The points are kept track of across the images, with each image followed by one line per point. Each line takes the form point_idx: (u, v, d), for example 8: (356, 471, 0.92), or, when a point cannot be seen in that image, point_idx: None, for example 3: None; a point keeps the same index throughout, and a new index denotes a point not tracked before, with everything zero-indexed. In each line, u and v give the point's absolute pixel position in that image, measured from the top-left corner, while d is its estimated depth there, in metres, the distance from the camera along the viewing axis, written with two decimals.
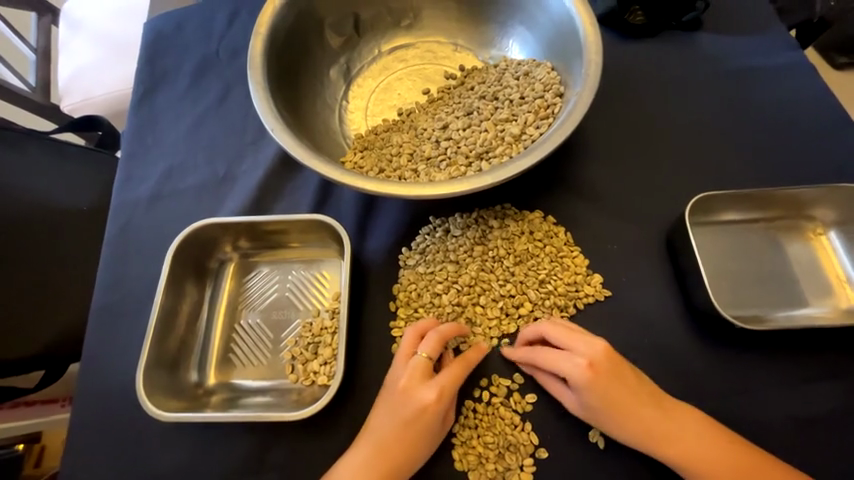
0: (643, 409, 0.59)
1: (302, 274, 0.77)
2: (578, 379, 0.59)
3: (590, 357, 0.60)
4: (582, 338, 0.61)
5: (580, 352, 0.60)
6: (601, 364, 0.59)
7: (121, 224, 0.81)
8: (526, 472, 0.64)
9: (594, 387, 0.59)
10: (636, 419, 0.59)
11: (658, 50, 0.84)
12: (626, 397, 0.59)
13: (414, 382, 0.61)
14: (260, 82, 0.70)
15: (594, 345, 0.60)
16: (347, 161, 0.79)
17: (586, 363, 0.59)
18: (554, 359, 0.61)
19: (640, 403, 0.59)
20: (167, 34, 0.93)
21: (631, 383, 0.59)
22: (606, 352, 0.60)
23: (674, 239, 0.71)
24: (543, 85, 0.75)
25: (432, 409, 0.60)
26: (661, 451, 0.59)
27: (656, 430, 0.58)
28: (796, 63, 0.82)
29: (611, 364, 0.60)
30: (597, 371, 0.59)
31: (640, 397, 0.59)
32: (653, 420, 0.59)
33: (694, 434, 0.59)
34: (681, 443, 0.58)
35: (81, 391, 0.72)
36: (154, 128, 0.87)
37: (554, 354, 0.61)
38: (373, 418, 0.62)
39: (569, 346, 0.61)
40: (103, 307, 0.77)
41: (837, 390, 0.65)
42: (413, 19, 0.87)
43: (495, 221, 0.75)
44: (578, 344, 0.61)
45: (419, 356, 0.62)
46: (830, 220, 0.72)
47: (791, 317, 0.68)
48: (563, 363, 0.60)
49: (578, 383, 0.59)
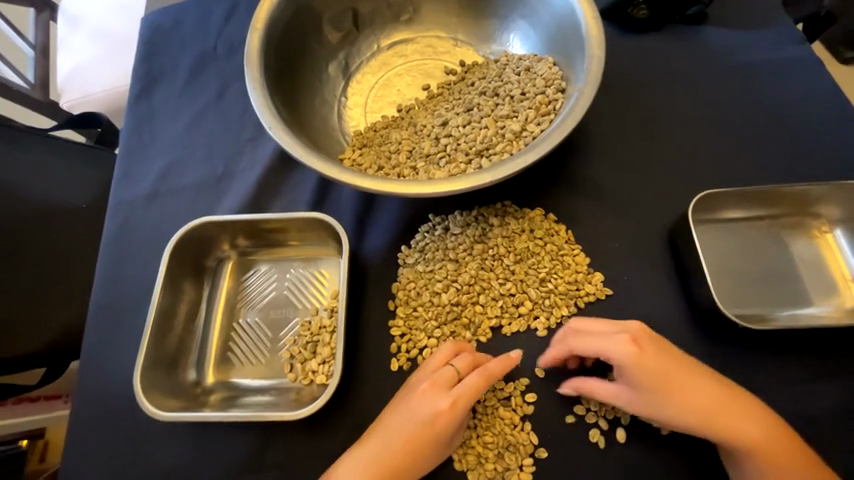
0: (698, 382, 0.58)
1: (301, 272, 0.76)
2: (626, 355, 0.58)
3: (631, 334, 0.59)
4: (614, 321, 0.62)
5: (620, 331, 0.60)
6: (643, 339, 0.59)
7: (120, 222, 0.81)
8: (525, 472, 0.63)
9: (642, 362, 0.57)
10: (689, 394, 0.57)
11: (661, 45, 0.82)
12: (675, 371, 0.58)
13: (436, 388, 0.60)
14: (257, 79, 0.69)
15: (631, 324, 0.61)
16: (346, 158, 0.78)
17: (629, 337, 0.59)
18: (594, 342, 0.60)
19: (690, 378, 0.58)
20: (164, 29, 0.92)
21: (677, 358, 0.59)
22: (644, 331, 0.60)
23: (676, 238, 0.70)
24: (544, 81, 0.74)
25: (443, 420, 0.59)
26: (722, 428, 0.57)
27: (705, 406, 0.57)
28: (803, 58, 0.81)
29: (653, 341, 0.59)
30: (641, 346, 0.58)
31: (691, 371, 0.58)
32: (705, 398, 0.57)
33: (750, 410, 0.58)
34: (739, 418, 0.57)
35: (79, 391, 0.72)
36: (152, 125, 0.86)
37: (593, 338, 0.60)
38: (388, 414, 0.61)
39: (606, 329, 0.61)
40: (102, 306, 0.76)
41: (842, 391, 0.64)
42: (412, 13, 0.86)
43: (496, 219, 0.74)
44: (614, 326, 0.61)
45: (450, 367, 0.61)
46: (835, 217, 0.71)
47: (795, 316, 0.67)
48: (606, 341, 0.59)
49: (627, 360, 0.58)
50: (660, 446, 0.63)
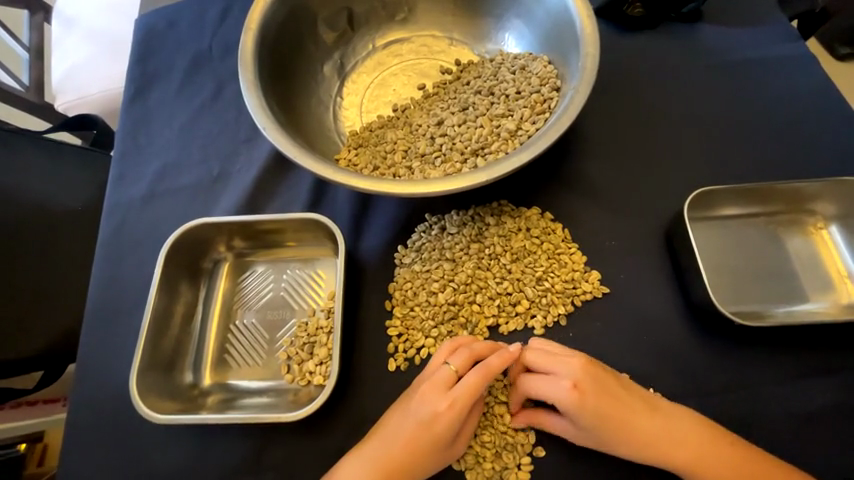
0: (640, 421, 0.58)
1: (297, 273, 0.76)
2: (566, 402, 0.58)
3: (573, 378, 0.59)
4: (561, 358, 0.60)
5: (563, 374, 0.59)
6: (585, 382, 0.59)
7: (115, 224, 0.81)
8: (523, 471, 0.64)
9: (583, 408, 0.58)
10: (630, 433, 0.58)
11: (656, 43, 0.83)
12: (615, 414, 0.58)
13: (434, 389, 0.60)
14: (251, 80, 0.69)
15: (573, 364, 0.60)
16: (342, 159, 0.78)
17: (570, 384, 0.59)
18: (538, 387, 0.60)
19: (633, 413, 0.59)
20: (159, 31, 0.92)
21: (618, 396, 0.59)
22: (589, 371, 0.60)
23: (672, 236, 0.70)
24: (539, 80, 0.74)
25: (442, 420, 0.59)
26: (662, 458, 0.58)
27: (648, 438, 0.58)
28: (798, 54, 0.81)
29: (597, 381, 0.59)
30: (582, 392, 0.58)
31: (633, 408, 0.59)
32: (648, 430, 0.58)
33: (693, 435, 0.59)
34: (682, 448, 0.58)
35: (76, 394, 0.71)
36: (147, 127, 0.86)
37: (539, 382, 0.60)
38: (389, 417, 0.62)
39: (551, 369, 0.60)
40: (98, 308, 0.76)
41: (839, 386, 0.64)
42: (407, 13, 0.86)
43: (492, 218, 0.74)
44: (559, 365, 0.60)
45: (447, 368, 0.61)
46: (830, 213, 0.71)
47: (791, 313, 0.67)
48: (547, 389, 0.60)
49: (567, 407, 0.58)
50: None
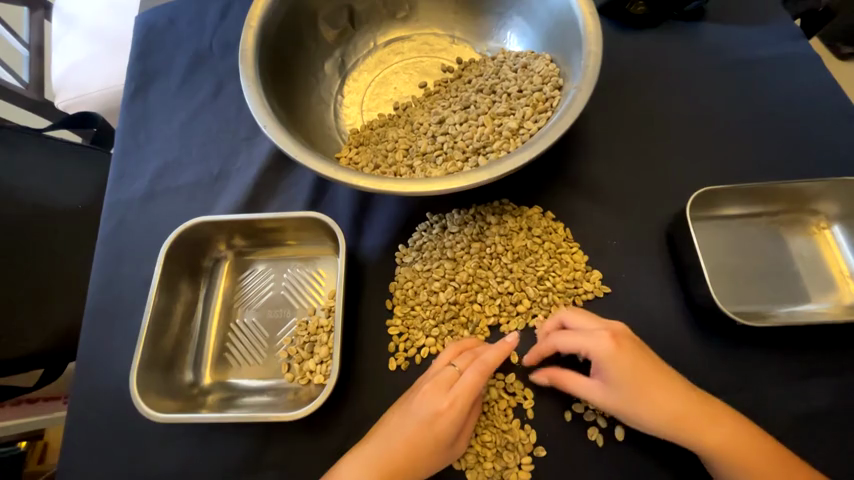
0: (672, 385, 0.58)
1: (298, 272, 0.76)
2: (603, 350, 0.58)
3: (611, 331, 0.60)
4: (598, 319, 0.62)
5: (601, 328, 0.60)
6: (623, 338, 0.60)
7: (115, 222, 0.81)
8: (524, 470, 0.63)
9: (619, 357, 0.58)
10: (660, 395, 0.57)
11: (658, 41, 0.82)
12: (648, 372, 0.58)
13: (436, 388, 0.60)
14: (252, 78, 0.69)
15: (613, 324, 0.62)
16: (342, 157, 0.77)
17: (608, 334, 0.59)
18: (574, 338, 0.60)
19: (665, 378, 0.59)
20: (159, 28, 0.91)
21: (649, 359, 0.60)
22: (625, 332, 0.61)
23: (674, 236, 0.70)
24: (541, 78, 0.74)
25: (443, 420, 0.59)
26: (693, 433, 0.57)
27: (678, 408, 0.57)
28: (801, 53, 0.80)
29: (630, 341, 0.60)
30: (620, 344, 0.59)
31: (663, 375, 0.59)
32: (678, 398, 0.58)
33: (720, 416, 0.58)
34: (711, 426, 0.57)
35: (76, 392, 0.71)
36: (147, 125, 0.86)
37: (573, 333, 0.61)
38: (390, 417, 0.61)
39: (588, 324, 0.62)
40: (98, 307, 0.76)
41: (841, 387, 0.64)
42: (408, 11, 0.85)
43: (493, 217, 0.74)
44: (596, 323, 0.62)
45: (451, 368, 0.61)
46: (833, 213, 0.71)
47: (793, 313, 0.67)
48: (584, 338, 0.60)
49: (603, 355, 0.58)
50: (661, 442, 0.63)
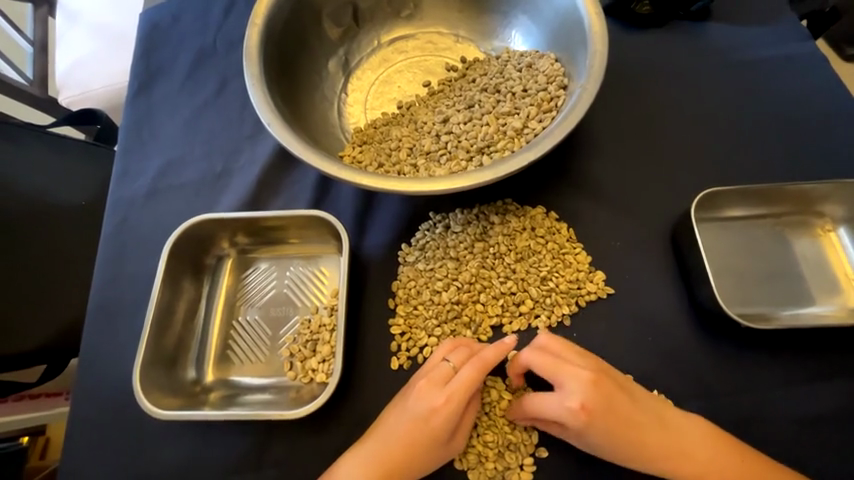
0: (648, 433, 0.57)
1: (300, 270, 0.76)
2: (574, 423, 0.56)
3: (581, 400, 0.56)
4: (568, 372, 0.57)
5: (570, 393, 0.56)
6: (593, 404, 0.56)
7: (119, 219, 0.81)
8: (526, 471, 0.63)
9: (591, 428, 0.56)
10: (644, 447, 0.57)
11: (664, 41, 0.82)
12: (624, 431, 0.57)
13: (431, 385, 0.60)
14: (256, 76, 0.68)
15: (581, 382, 0.56)
16: (346, 156, 0.77)
17: (579, 406, 0.56)
18: (547, 403, 0.58)
19: (643, 429, 0.57)
20: (163, 26, 0.91)
21: (625, 409, 0.57)
22: (597, 389, 0.56)
23: (678, 237, 0.70)
24: (545, 78, 0.74)
25: (439, 416, 0.58)
26: (673, 471, 0.58)
27: (659, 452, 0.57)
28: (808, 54, 0.80)
29: (603, 399, 0.56)
30: (591, 413, 0.56)
31: (641, 422, 0.57)
32: (658, 444, 0.57)
33: (700, 447, 0.58)
34: (684, 462, 0.58)
35: (79, 388, 0.71)
36: (150, 122, 0.86)
37: (546, 398, 0.58)
38: (387, 414, 0.61)
39: (558, 381, 0.57)
40: (101, 303, 0.76)
41: (844, 391, 0.63)
42: (413, 9, 0.85)
43: (497, 217, 0.74)
44: (566, 382, 0.57)
45: (446, 364, 0.61)
46: (838, 216, 0.70)
47: (797, 315, 0.66)
48: (555, 408, 0.57)
49: (576, 427, 0.56)
50: None
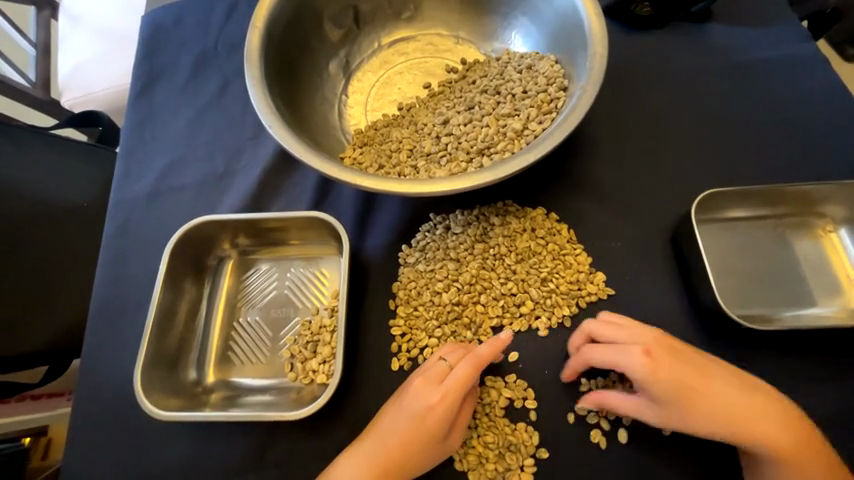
0: (717, 385, 0.57)
1: (301, 272, 0.76)
2: (642, 370, 0.57)
3: (647, 347, 0.58)
4: (628, 327, 0.60)
5: (635, 343, 0.59)
6: (659, 351, 0.58)
7: (121, 220, 0.81)
8: (527, 472, 0.63)
9: (659, 378, 0.57)
10: (715, 407, 0.56)
11: (664, 42, 0.82)
12: (696, 383, 0.57)
13: (427, 383, 0.60)
14: (257, 78, 0.69)
15: (646, 334, 0.59)
16: (346, 157, 0.77)
17: (644, 351, 0.58)
18: (609, 356, 0.59)
19: (712, 389, 0.57)
20: (165, 28, 0.91)
21: (692, 360, 0.58)
22: (661, 342, 0.59)
23: (679, 238, 0.70)
24: (546, 79, 0.74)
25: (435, 414, 0.59)
26: (750, 439, 0.56)
27: (732, 414, 0.56)
28: (809, 55, 0.80)
29: (669, 350, 0.58)
30: (657, 360, 0.57)
31: (710, 375, 0.57)
32: (729, 406, 0.56)
33: (771, 417, 0.56)
34: (758, 423, 0.56)
35: (80, 389, 0.72)
36: (152, 123, 0.86)
37: (606, 349, 0.60)
38: (384, 414, 0.62)
39: (618, 337, 0.60)
40: (103, 304, 0.76)
41: (844, 392, 0.63)
42: (413, 11, 0.85)
43: (497, 218, 0.74)
44: (625, 336, 0.60)
45: (441, 361, 0.61)
46: (840, 217, 0.70)
47: (798, 317, 0.66)
48: (619, 358, 0.58)
49: (644, 377, 0.57)
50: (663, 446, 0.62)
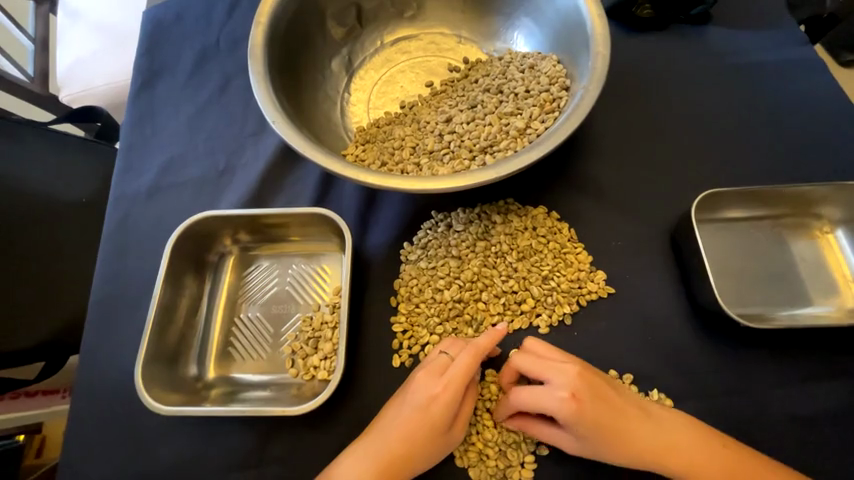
0: (637, 423, 0.58)
1: (302, 268, 0.76)
2: (564, 414, 0.57)
3: (572, 389, 0.57)
4: (554, 367, 0.59)
5: (560, 385, 0.57)
6: (584, 392, 0.57)
7: (121, 215, 0.81)
8: (526, 468, 0.64)
9: (583, 418, 0.57)
10: (634, 440, 0.57)
11: (665, 44, 0.83)
12: (612, 421, 0.57)
13: (429, 374, 0.61)
14: (261, 74, 0.69)
15: (568, 374, 0.58)
16: (349, 154, 0.78)
17: (569, 395, 0.57)
18: (533, 399, 0.58)
19: (630, 420, 0.58)
20: (166, 23, 0.91)
21: (614, 401, 0.58)
22: (584, 379, 0.58)
23: (678, 238, 0.70)
24: (548, 78, 0.74)
25: (438, 403, 0.59)
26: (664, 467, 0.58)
27: (649, 445, 0.58)
28: (806, 58, 0.81)
29: (592, 390, 0.58)
30: (582, 402, 0.57)
31: (630, 415, 0.58)
32: (648, 438, 0.58)
33: (688, 444, 0.58)
34: (685, 460, 0.58)
35: (79, 384, 0.71)
36: (154, 118, 0.86)
37: (532, 392, 0.58)
38: (388, 409, 0.62)
39: (545, 378, 0.58)
40: (102, 299, 0.76)
41: (840, 391, 0.64)
42: (416, 10, 0.86)
43: (499, 216, 0.74)
44: (555, 376, 0.58)
45: (442, 354, 0.63)
46: (836, 218, 0.71)
47: (795, 316, 0.67)
48: (545, 401, 0.57)
49: (568, 419, 0.57)
50: None
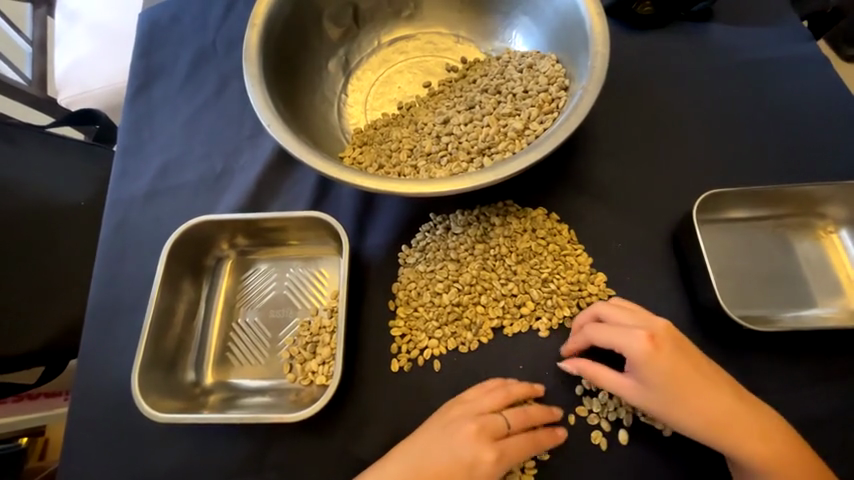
0: (709, 388, 0.58)
1: (300, 272, 0.76)
2: (638, 352, 0.58)
3: (650, 331, 0.59)
4: (639, 314, 0.61)
5: (639, 326, 0.60)
6: (662, 339, 0.59)
7: (118, 219, 0.80)
8: (527, 474, 0.63)
9: (656, 362, 0.58)
10: (701, 401, 0.58)
11: (665, 42, 0.82)
12: (688, 374, 0.58)
13: (482, 435, 0.59)
14: (256, 76, 0.68)
15: (655, 322, 0.60)
16: (346, 156, 0.77)
17: (646, 334, 0.59)
18: (608, 334, 0.61)
19: (706, 384, 0.58)
20: (163, 26, 0.91)
21: (695, 358, 0.59)
22: (668, 331, 0.60)
23: (679, 239, 0.69)
24: (547, 78, 0.73)
25: (481, 468, 0.58)
26: (728, 441, 0.57)
27: (717, 412, 0.57)
28: (809, 55, 0.80)
29: (672, 342, 0.59)
30: (658, 345, 0.58)
31: (705, 373, 0.59)
32: (719, 406, 0.57)
33: (754, 425, 0.57)
34: (752, 437, 0.57)
35: (77, 391, 0.71)
36: (151, 121, 0.85)
37: (609, 329, 0.61)
38: (425, 435, 0.61)
39: (624, 320, 0.61)
40: (100, 305, 0.76)
41: (844, 393, 0.63)
42: (413, 9, 0.85)
43: (498, 218, 0.73)
44: (635, 319, 0.61)
45: (501, 418, 0.61)
46: (841, 218, 0.70)
47: (800, 318, 0.66)
48: (620, 338, 0.60)
49: (640, 357, 0.58)
50: (662, 448, 0.63)
